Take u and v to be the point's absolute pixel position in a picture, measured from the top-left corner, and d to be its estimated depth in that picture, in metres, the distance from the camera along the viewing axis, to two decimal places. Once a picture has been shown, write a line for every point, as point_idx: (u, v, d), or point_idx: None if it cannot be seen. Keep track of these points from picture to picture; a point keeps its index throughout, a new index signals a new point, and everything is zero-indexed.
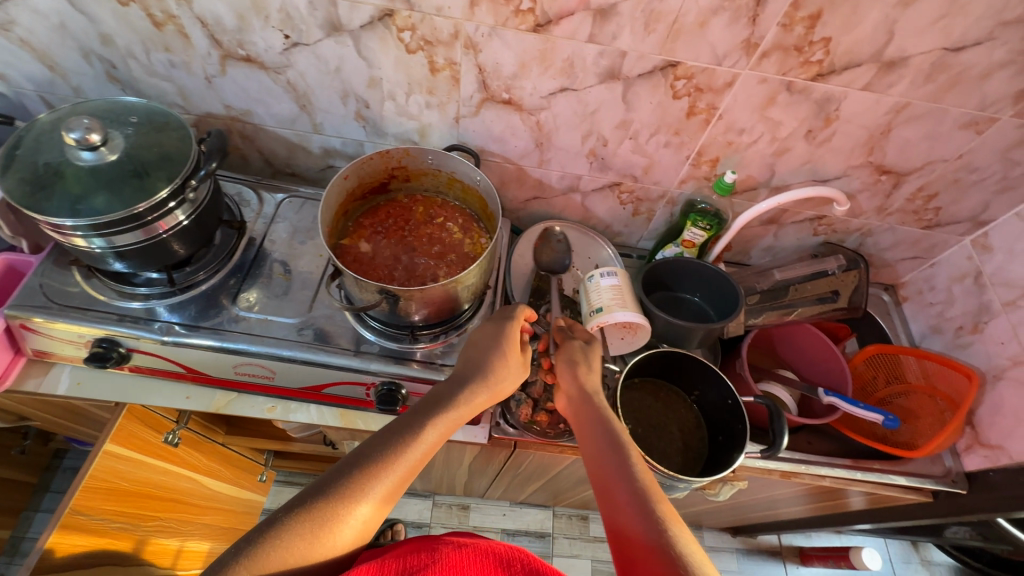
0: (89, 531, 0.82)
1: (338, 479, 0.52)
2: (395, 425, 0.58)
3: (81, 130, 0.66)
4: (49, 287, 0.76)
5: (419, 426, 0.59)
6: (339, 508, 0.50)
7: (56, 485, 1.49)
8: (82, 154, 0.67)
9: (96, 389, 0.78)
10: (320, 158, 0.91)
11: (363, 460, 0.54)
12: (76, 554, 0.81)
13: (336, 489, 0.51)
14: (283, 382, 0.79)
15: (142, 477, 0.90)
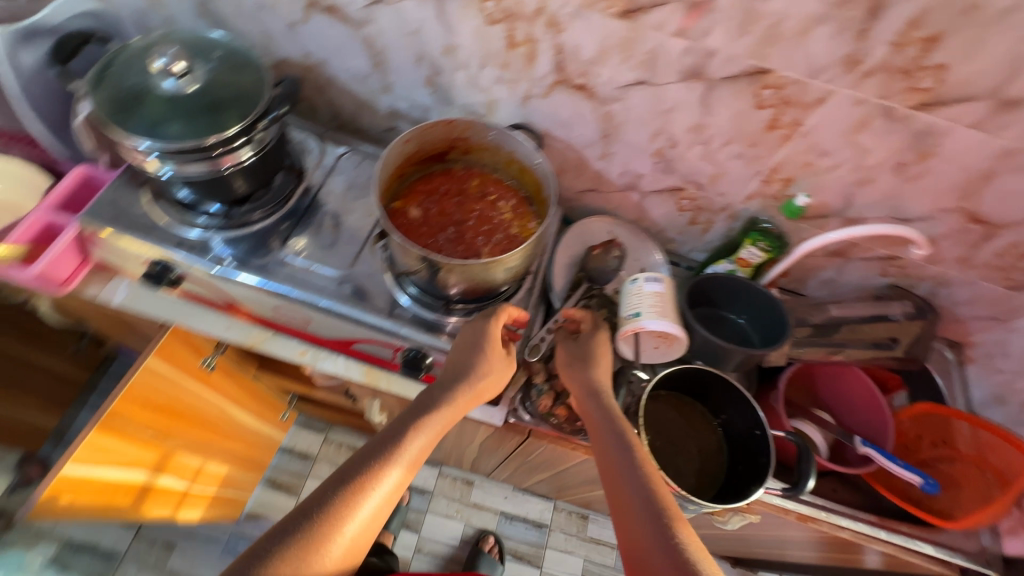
0: (121, 433, 0.87)
1: (327, 499, 0.53)
2: (380, 437, 0.60)
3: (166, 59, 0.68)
4: (119, 203, 0.80)
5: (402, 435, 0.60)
6: (327, 531, 0.51)
7: (103, 387, 1.61)
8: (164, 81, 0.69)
9: (146, 306, 0.82)
10: (385, 119, 0.92)
11: (350, 476, 0.56)
12: (110, 454, 0.87)
13: (324, 511, 0.53)
14: (317, 330, 0.81)
15: (176, 394, 0.96)
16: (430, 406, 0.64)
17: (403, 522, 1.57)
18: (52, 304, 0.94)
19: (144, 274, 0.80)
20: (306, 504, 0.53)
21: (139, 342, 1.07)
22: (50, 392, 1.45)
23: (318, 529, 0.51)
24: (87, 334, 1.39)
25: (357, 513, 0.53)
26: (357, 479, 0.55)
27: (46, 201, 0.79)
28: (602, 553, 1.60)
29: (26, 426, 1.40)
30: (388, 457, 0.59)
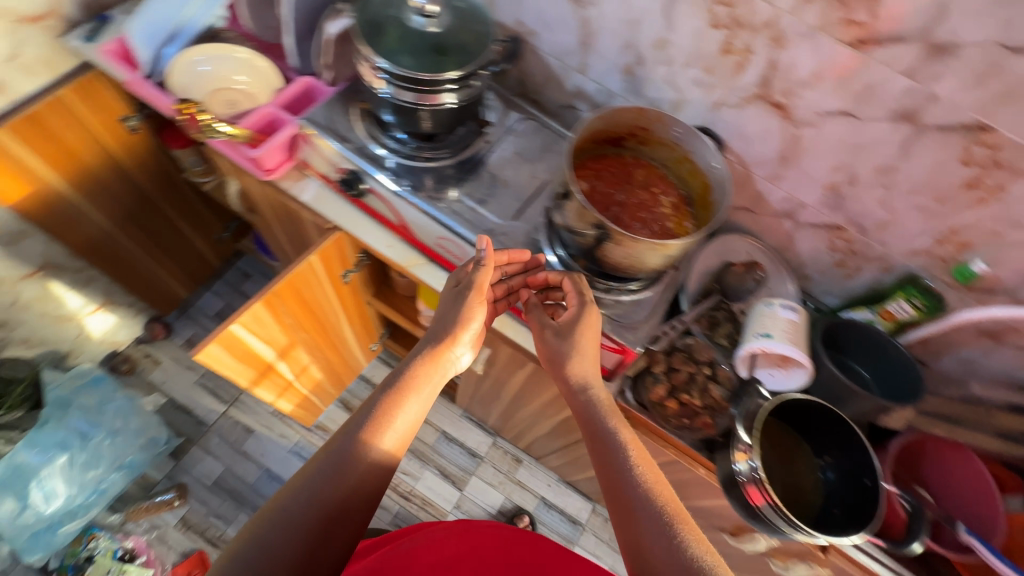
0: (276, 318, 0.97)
1: (317, 479, 0.64)
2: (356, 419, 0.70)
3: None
4: (334, 116, 0.90)
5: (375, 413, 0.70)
6: (317, 505, 0.62)
7: (228, 277, 1.81)
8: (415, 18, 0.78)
9: (328, 208, 0.93)
10: (567, 96, 0.98)
11: (337, 458, 0.66)
12: (260, 327, 0.98)
13: (316, 490, 0.63)
14: (468, 268, 0.88)
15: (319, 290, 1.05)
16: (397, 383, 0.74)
17: (449, 475, 1.65)
18: (241, 185, 1.07)
19: (336, 179, 0.89)
20: (303, 483, 0.64)
21: (291, 241, 1.19)
22: (190, 266, 1.65)
23: (347, 459, 0.66)
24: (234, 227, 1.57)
25: (340, 486, 0.64)
26: (344, 459, 0.66)
27: (275, 98, 0.91)
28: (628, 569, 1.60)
29: (163, 291, 1.61)
30: (372, 433, 0.69)
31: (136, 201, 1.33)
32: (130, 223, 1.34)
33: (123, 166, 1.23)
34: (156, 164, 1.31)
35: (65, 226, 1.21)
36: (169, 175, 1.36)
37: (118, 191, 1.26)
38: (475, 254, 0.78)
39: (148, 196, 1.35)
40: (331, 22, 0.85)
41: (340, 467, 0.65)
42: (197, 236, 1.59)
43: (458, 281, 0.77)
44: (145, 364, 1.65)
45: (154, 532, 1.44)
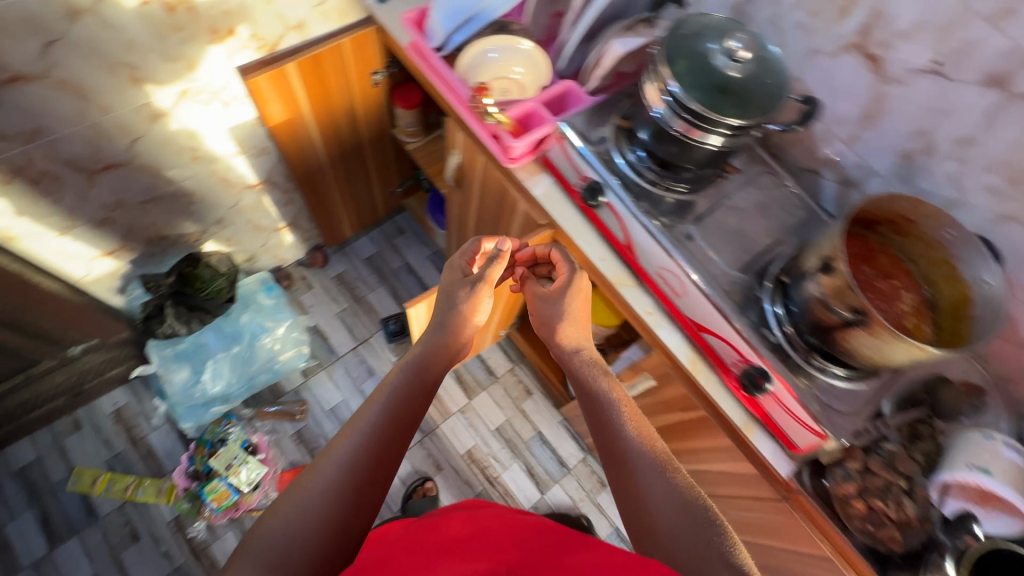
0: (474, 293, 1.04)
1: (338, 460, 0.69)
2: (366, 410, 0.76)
3: (740, 43, 0.75)
4: (590, 126, 0.94)
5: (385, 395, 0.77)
6: (339, 479, 0.67)
7: (385, 227, 1.94)
8: (720, 56, 0.77)
9: (555, 208, 0.96)
10: (816, 162, 0.95)
11: (354, 440, 0.71)
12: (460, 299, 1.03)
13: (337, 467, 0.68)
14: (683, 306, 0.86)
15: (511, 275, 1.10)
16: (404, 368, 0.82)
17: (534, 475, 1.68)
18: (465, 159, 1.13)
19: (576, 185, 0.92)
20: (326, 466, 0.68)
21: (484, 219, 1.25)
22: (364, 209, 1.80)
23: (367, 433, 0.72)
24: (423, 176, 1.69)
25: (355, 456, 0.69)
26: (361, 437, 0.71)
27: (540, 95, 0.95)
28: None
29: (335, 226, 1.76)
30: (386, 413, 0.75)
31: (351, 145, 1.45)
32: (339, 162, 1.48)
33: (354, 113, 1.35)
34: (376, 116, 1.42)
35: (294, 154, 1.33)
36: (381, 127, 1.48)
37: (344, 133, 1.39)
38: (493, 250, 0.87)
39: (360, 142, 1.47)
40: (623, 41, 0.88)
41: (383, 417, 0.74)
42: (376, 186, 1.72)
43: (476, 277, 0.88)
44: (298, 285, 1.81)
45: (273, 435, 1.59)
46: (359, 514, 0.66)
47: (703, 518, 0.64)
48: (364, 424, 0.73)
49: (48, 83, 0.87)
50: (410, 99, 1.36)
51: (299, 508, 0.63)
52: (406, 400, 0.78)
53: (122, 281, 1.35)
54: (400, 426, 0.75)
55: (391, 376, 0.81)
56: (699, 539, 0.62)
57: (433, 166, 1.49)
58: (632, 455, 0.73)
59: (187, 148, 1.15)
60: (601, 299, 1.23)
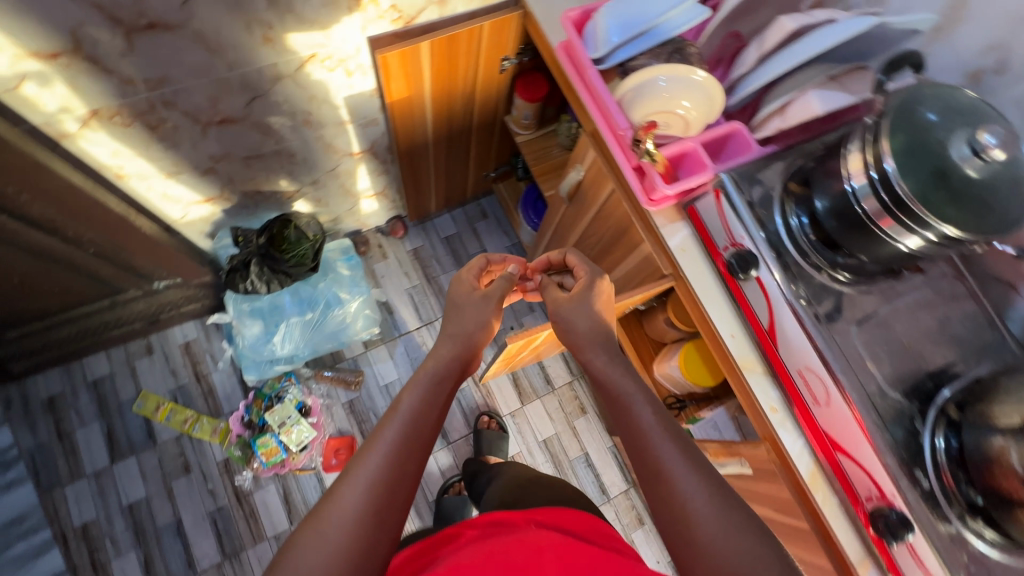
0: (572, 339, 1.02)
1: (364, 467, 0.68)
2: (384, 418, 0.75)
3: (995, 140, 0.63)
4: (754, 184, 0.81)
5: (401, 401, 0.77)
6: (368, 484, 0.66)
7: (469, 208, 1.87)
8: (963, 147, 0.63)
9: (690, 266, 0.85)
10: (1017, 276, 0.79)
11: (378, 448, 0.70)
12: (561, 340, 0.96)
13: (365, 473, 0.67)
14: (822, 416, 0.75)
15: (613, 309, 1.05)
16: (419, 375, 0.82)
17: None
18: (590, 179, 1.02)
19: (724, 251, 0.80)
20: (351, 473, 0.67)
21: (591, 243, 1.15)
22: (453, 189, 1.72)
23: (390, 440, 0.71)
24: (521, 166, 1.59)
25: (380, 457, 0.69)
26: (386, 444, 0.70)
27: (701, 135, 0.82)
28: None
29: (421, 201, 1.69)
30: (405, 419, 0.74)
31: (461, 127, 1.36)
32: (444, 142, 1.39)
33: (473, 96, 1.25)
34: (491, 102, 1.32)
35: (404, 130, 1.25)
36: (494, 112, 1.38)
37: (457, 115, 1.30)
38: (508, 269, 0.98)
39: (470, 126, 1.38)
40: (824, 96, 0.74)
41: (398, 438, 0.71)
42: (472, 168, 1.64)
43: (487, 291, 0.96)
44: (374, 252, 1.77)
45: (327, 399, 1.59)
46: (383, 538, 0.64)
47: (754, 528, 0.62)
48: (378, 450, 0.69)
49: (184, 34, 0.82)
50: (534, 92, 1.25)
51: (328, 518, 0.63)
52: (420, 416, 0.76)
53: (214, 227, 1.34)
54: (415, 443, 0.72)
55: (404, 394, 0.78)
56: (748, 550, 0.59)
57: (540, 164, 1.39)
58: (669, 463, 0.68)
59: (301, 111, 1.09)
60: (700, 355, 1.12)
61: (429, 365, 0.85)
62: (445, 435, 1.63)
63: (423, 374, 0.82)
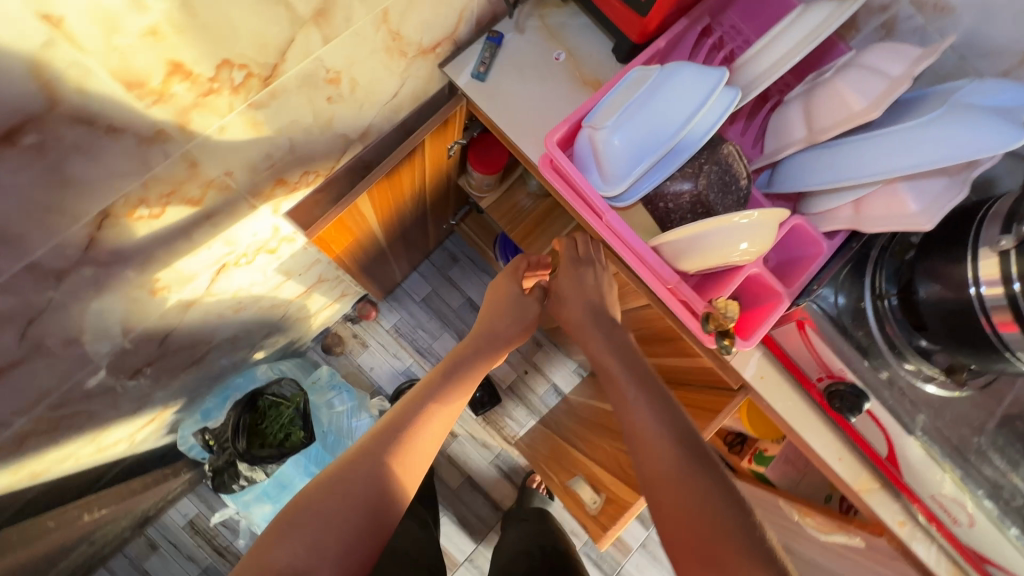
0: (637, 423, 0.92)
1: (378, 454, 0.65)
2: (403, 414, 0.72)
3: None
4: (843, 300, 0.67)
5: (418, 397, 0.75)
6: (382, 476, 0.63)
7: (434, 257, 1.64)
8: None
9: (775, 394, 0.72)
10: None
11: (395, 435, 0.68)
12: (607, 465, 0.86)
13: (377, 461, 0.64)
14: (971, 536, 0.67)
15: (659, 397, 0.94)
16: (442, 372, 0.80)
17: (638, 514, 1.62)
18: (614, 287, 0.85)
19: (826, 384, 0.67)
20: (357, 459, 0.64)
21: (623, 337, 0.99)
22: (414, 254, 1.48)
23: (405, 434, 0.69)
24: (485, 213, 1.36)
25: (394, 452, 0.66)
26: (405, 435, 0.69)
27: (763, 256, 0.64)
28: None
29: (385, 281, 1.46)
30: (420, 415, 0.72)
31: (414, 215, 1.12)
32: (399, 236, 1.15)
33: (422, 191, 1.00)
34: (442, 180, 1.07)
35: (353, 257, 1.00)
36: (448, 183, 1.13)
37: (408, 210, 1.05)
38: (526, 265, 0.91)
39: (423, 208, 1.13)
40: (909, 190, 0.58)
41: (404, 436, 0.69)
42: (430, 228, 1.40)
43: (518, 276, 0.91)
44: (353, 344, 1.56)
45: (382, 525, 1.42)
46: (378, 533, 0.60)
47: (721, 486, 0.61)
48: (394, 433, 0.68)
49: (41, 354, 0.56)
50: (493, 164, 1.00)
51: (329, 491, 0.59)
52: (430, 418, 0.73)
53: (172, 427, 1.11)
54: (428, 440, 0.71)
55: (429, 384, 0.77)
56: (711, 511, 0.58)
57: (516, 225, 1.18)
58: (658, 417, 0.70)
59: (229, 306, 0.84)
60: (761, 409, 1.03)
61: (444, 365, 0.82)
62: (497, 506, 1.55)
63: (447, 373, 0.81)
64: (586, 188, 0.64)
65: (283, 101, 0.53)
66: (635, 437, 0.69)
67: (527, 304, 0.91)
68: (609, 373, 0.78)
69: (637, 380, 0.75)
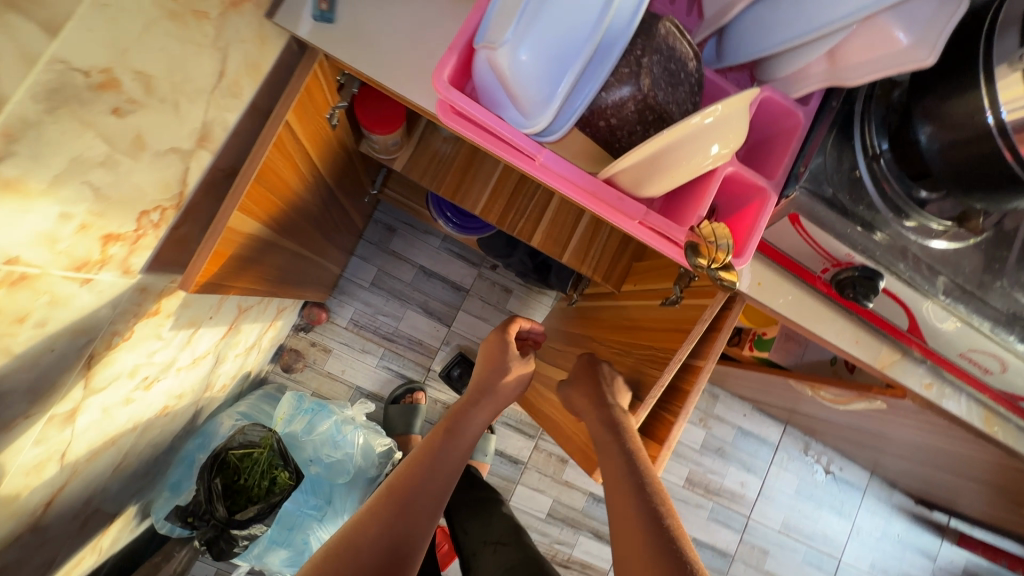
0: (638, 372, 0.78)
1: (369, 525, 0.63)
2: (403, 480, 0.69)
3: None
4: (838, 173, 0.55)
5: (416, 465, 0.71)
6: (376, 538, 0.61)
7: (369, 235, 1.47)
8: None
9: (776, 296, 0.64)
10: None
11: (400, 498, 0.67)
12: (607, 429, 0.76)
13: (365, 533, 0.62)
14: (1000, 380, 0.64)
15: (635, 345, 0.83)
16: (445, 438, 0.76)
17: None
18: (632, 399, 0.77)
19: (835, 273, 0.59)
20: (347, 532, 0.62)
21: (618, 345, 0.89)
22: (343, 240, 1.31)
23: (411, 497, 0.67)
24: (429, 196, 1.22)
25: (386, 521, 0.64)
26: (408, 499, 0.67)
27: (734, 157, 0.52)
28: (818, 476, 1.74)
29: (322, 280, 1.30)
30: (424, 478, 0.70)
31: (317, 201, 0.95)
32: (304, 228, 0.98)
33: (314, 172, 0.83)
34: (338, 151, 0.89)
35: (263, 276, 0.84)
36: (348, 152, 0.95)
37: (308, 199, 0.87)
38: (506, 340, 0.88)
39: (326, 190, 0.96)
40: (892, 20, 0.46)
41: (400, 498, 0.66)
42: (349, 206, 1.22)
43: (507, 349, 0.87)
44: (314, 352, 1.43)
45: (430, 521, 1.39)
46: None
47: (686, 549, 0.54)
48: (390, 498, 0.66)
49: None
50: (392, 119, 0.83)
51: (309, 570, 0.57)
52: (429, 478, 0.70)
53: (140, 513, 1.00)
54: (430, 498, 0.69)
55: (421, 455, 0.73)
56: None
57: (444, 179, 1.01)
58: (636, 475, 0.63)
59: (134, 390, 0.69)
60: None
61: (440, 435, 0.77)
62: (515, 461, 1.52)
63: (454, 439, 0.77)
64: (505, 132, 0.49)
65: (37, 138, 0.36)
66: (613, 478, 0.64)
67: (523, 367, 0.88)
68: (611, 466, 0.66)
69: (630, 474, 0.63)
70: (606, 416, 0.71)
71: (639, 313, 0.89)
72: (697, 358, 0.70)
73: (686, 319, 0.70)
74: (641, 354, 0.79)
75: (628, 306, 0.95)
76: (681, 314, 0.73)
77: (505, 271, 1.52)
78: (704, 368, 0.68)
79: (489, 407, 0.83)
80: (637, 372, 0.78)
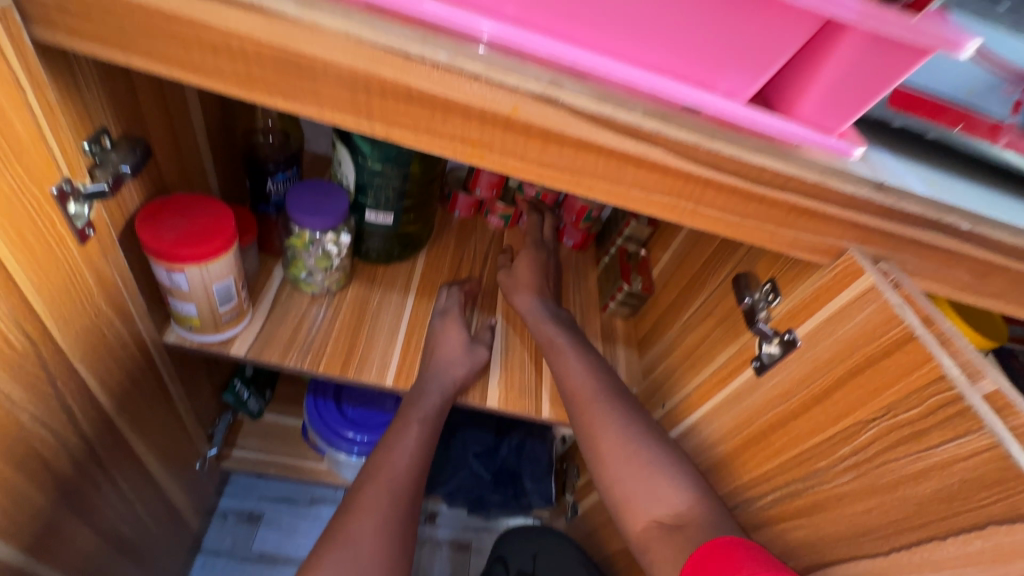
0: (888, 480, 0.36)
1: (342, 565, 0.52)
2: (375, 518, 0.55)
3: None
4: None
5: (374, 483, 0.58)
6: None
7: (214, 541, 0.89)
8: None
9: (958, 195, 0.38)
10: None
11: (375, 548, 0.54)
12: (847, 548, 0.39)
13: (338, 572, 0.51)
14: None
15: (806, 451, 0.43)
16: (394, 437, 0.62)
17: None
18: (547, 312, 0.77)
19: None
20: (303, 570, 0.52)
21: (727, 475, 0.52)
22: (162, 558, 0.74)
23: (364, 530, 0.54)
24: (315, 391, 0.81)
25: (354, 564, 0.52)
26: (387, 521, 0.56)
27: None
28: None
29: None
30: (393, 515, 0.57)
31: (77, 456, 0.47)
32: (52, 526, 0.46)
33: (48, 353, 0.40)
34: (110, 330, 0.47)
35: None
36: (143, 349, 0.54)
37: (37, 426, 0.41)
38: (450, 300, 0.71)
39: (98, 433, 0.49)
40: None
41: (381, 531, 0.55)
42: (171, 491, 0.70)
43: (460, 293, 0.73)
44: None
45: None
46: None
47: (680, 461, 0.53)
48: (360, 528, 0.54)
49: None
50: (208, 232, 0.49)
51: None
52: (405, 506, 0.58)
53: None
54: (401, 533, 0.56)
55: (389, 452, 0.61)
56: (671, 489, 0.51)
57: (325, 350, 0.64)
58: (609, 378, 0.61)
59: None
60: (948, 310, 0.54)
61: (390, 432, 0.64)
62: None
63: (429, 429, 0.64)
64: None
65: None
66: (598, 395, 0.59)
67: (478, 349, 0.68)
68: (590, 423, 0.58)
69: (612, 394, 0.59)
70: (569, 335, 0.66)
71: (733, 416, 0.51)
72: (978, 377, 0.33)
73: (902, 321, 0.36)
74: (849, 450, 0.39)
75: (702, 425, 0.56)
76: (865, 327, 0.39)
77: (451, 515, 1.00)
78: (1007, 389, 0.32)
79: (438, 399, 0.64)
80: (885, 480, 0.36)
